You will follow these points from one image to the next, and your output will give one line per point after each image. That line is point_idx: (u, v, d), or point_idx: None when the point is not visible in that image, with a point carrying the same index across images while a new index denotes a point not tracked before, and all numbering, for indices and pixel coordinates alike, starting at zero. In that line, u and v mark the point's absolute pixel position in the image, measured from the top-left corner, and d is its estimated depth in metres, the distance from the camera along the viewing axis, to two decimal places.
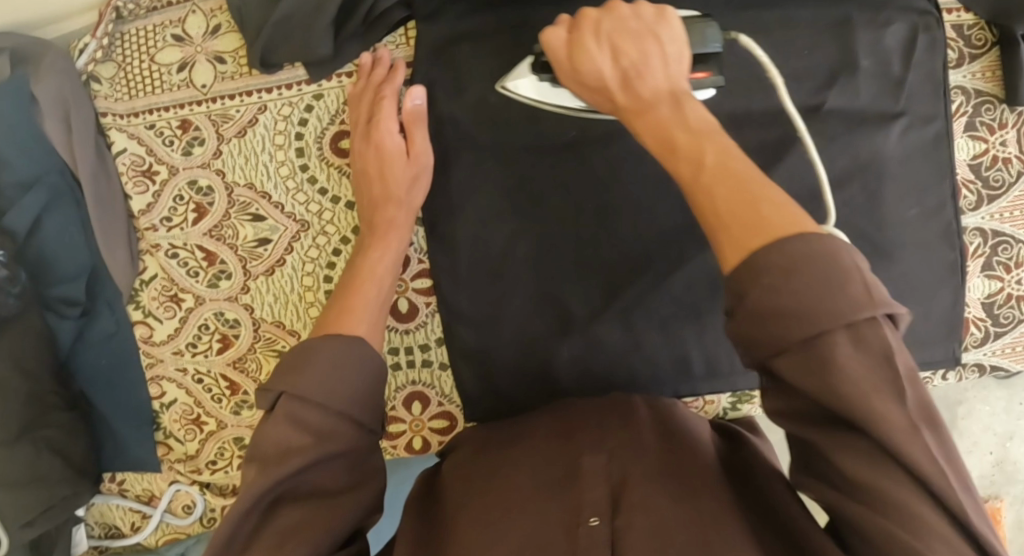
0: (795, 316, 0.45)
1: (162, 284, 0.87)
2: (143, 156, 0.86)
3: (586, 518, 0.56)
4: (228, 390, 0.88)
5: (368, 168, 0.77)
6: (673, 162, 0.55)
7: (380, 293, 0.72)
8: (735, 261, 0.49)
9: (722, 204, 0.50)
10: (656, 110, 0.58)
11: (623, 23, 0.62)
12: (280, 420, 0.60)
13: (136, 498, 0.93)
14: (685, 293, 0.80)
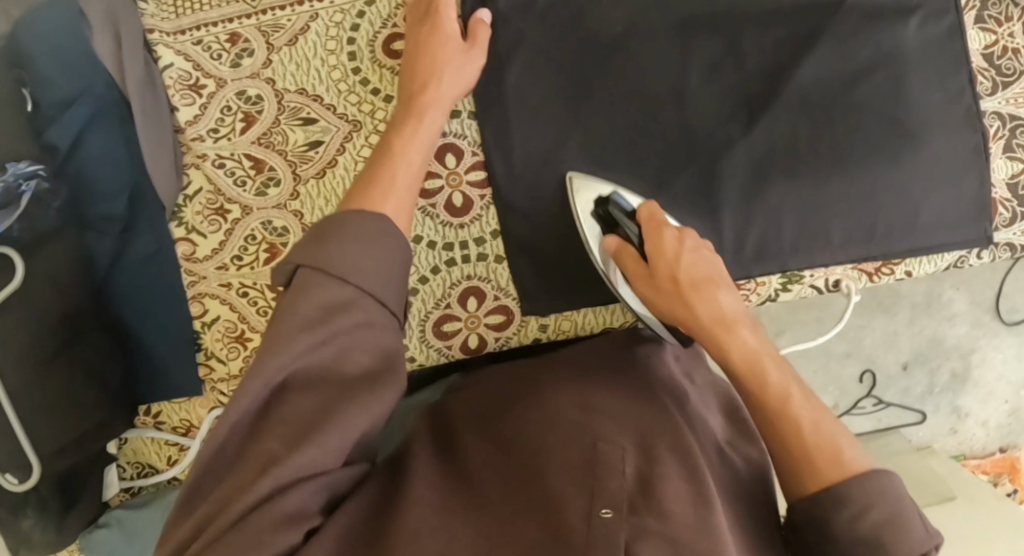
0: (871, 531, 0.54)
1: (207, 196, 0.87)
2: (190, 71, 0.86)
3: (600, 510, 0.53)
4: (275, 301, 0.87)
5: (414, 54, 0.77)
6: (750, 381, 0.62)
7: (411, 174, 0.69)
8: (814, 487, 0.57)
9: (790, 426, 0.59)
10: (731, 333, 0.65)
11: (701, 253, 0.70)
12: (297, 291, 0.56)
13: (173, 430, 0.90)
14: (730, 175, 0.83)
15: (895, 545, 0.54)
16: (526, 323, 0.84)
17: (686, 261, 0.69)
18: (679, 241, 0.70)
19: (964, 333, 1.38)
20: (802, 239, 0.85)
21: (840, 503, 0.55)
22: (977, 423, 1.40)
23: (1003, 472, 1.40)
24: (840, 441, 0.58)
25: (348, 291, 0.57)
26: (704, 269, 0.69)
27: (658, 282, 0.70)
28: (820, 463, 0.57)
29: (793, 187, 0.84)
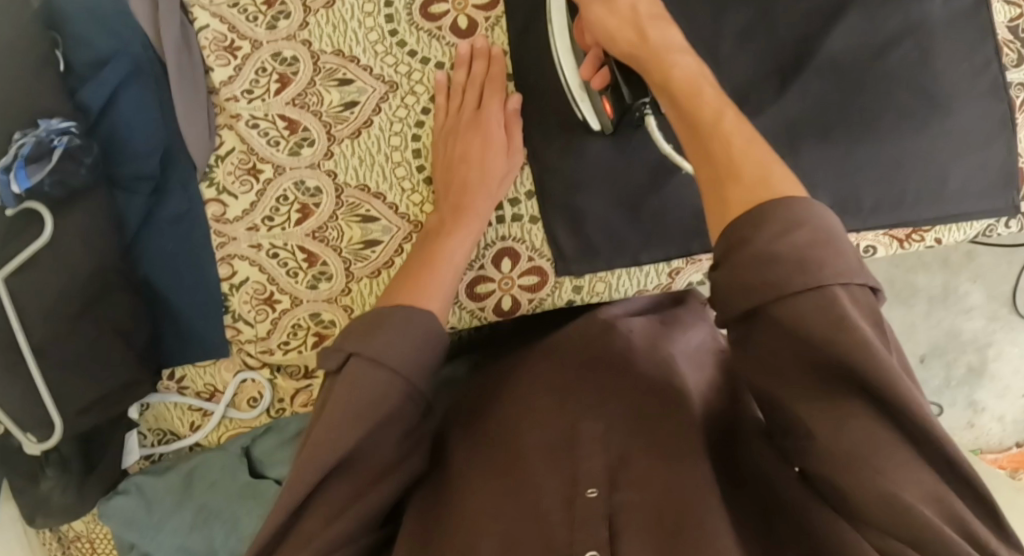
0: (793, 263, 0.51)
1: (240, 157, 0.86)
2: (226, 33, 0.87)
3: (585, 490, 0.63)
4: (305, 262, 0.85)
5: (462, 147, 0.79)
6: (694, 115, 0.63)
7: (456, 274, 0.73)
8: (742, 210, 0.55)
9: (732, 152, 0.58)
10: (702, 92, 0.64)
11: (662, 4, 0.73)
12: (349, 381, 0.61)
13: (196, 395, 0.89)
14: (764, 140, 0.87)
15: (820, 268, 0.51)
16: (561, 284, 0.84)
17: (644, 8, 0.72)
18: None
19: (980, 326, 1.42)
20: (837, 203, 0.89)
21: (760, 221, 0.53)
22: (994, 418, 1.43)
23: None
24: (772, 169, 0.57)
25: (396, 383, 0.61)
26: (659, 10, 0.72)
27: (617, 14, 0.72)
28: (763, 193, 0.55)
29: (824, 148, 0.87)
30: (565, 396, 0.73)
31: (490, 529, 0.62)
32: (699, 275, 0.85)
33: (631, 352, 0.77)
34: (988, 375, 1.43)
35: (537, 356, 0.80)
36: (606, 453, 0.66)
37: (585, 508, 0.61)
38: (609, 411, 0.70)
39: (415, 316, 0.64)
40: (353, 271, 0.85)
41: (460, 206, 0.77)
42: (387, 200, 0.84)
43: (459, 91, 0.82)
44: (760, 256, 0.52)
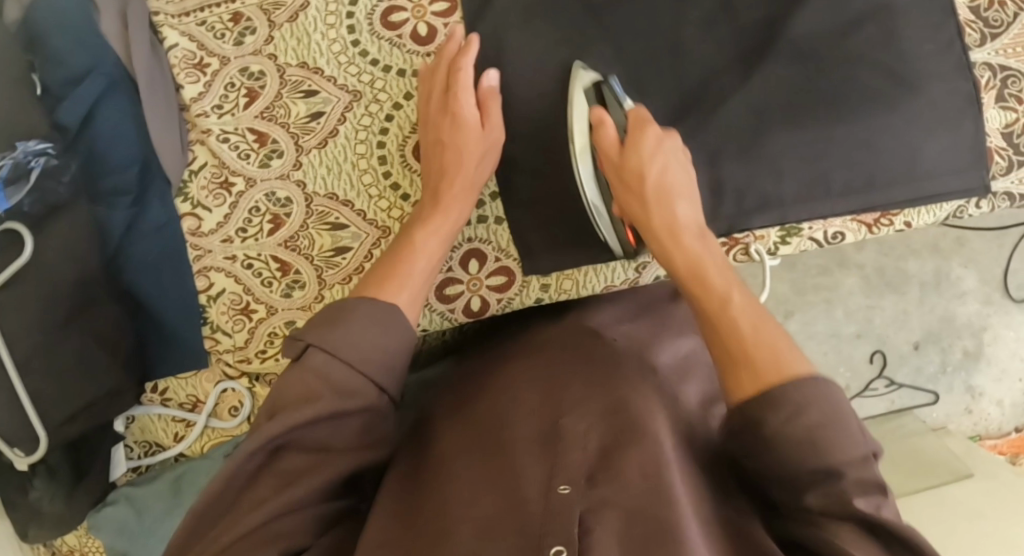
0: (806, 441, 0.55)
1: (212, 171, 0.88)
2: (195, 51, 0.89)
3: (558, 486, 0.57)
4: (279, 271, 0.87)
5: (434, 136, 0.79)
6: (701, 293, 0.66)
7: (428, 262, 0.74)
8: (752, 387, 0.59)
9: (762, 366, 0.59)
10: (709, 276, 0.67)
11: (674, 156, 0.74)
12: (307, 368, 0.62)
13: (179, 407, 0.90)
14: (732, 125, 0.84)
15: (831, 453, 0.54)
16: (528, 283, 0.85)
17: (654, 178, 0.72)
18: (656, 143, 0.73)
19: (975, 310, 1.41)
20: (805, 187, 0.86)
21: (776, 407, 0.56)
22: (993, 402, 1.41)
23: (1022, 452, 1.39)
24: (780, 347, 0.60)
25: (353, 374, 0.62)
26: (669, 184, 0.72)
27: (628, 182, 0.73)
28: (770, 380, 0.58)
29: (795, 135, 0.85)
30: (548, 394, 0.69)
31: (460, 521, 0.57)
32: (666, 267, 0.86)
33: (618, 358, 0.74)
34: (985, 359, 1.41)
35: (523, 359, 0.77)
36: (587, 449, 0.61)
37: (560, 504, 0.55)
38: (597, 409, 0.65)
39: (377, 309, 0.66)
40: (326, 278, 0.86)
41: (437, 191, 0.78)
42: (355, 207, 0.85)
43: (433, 75, 0.80)
44: (771, 440, 0.56)
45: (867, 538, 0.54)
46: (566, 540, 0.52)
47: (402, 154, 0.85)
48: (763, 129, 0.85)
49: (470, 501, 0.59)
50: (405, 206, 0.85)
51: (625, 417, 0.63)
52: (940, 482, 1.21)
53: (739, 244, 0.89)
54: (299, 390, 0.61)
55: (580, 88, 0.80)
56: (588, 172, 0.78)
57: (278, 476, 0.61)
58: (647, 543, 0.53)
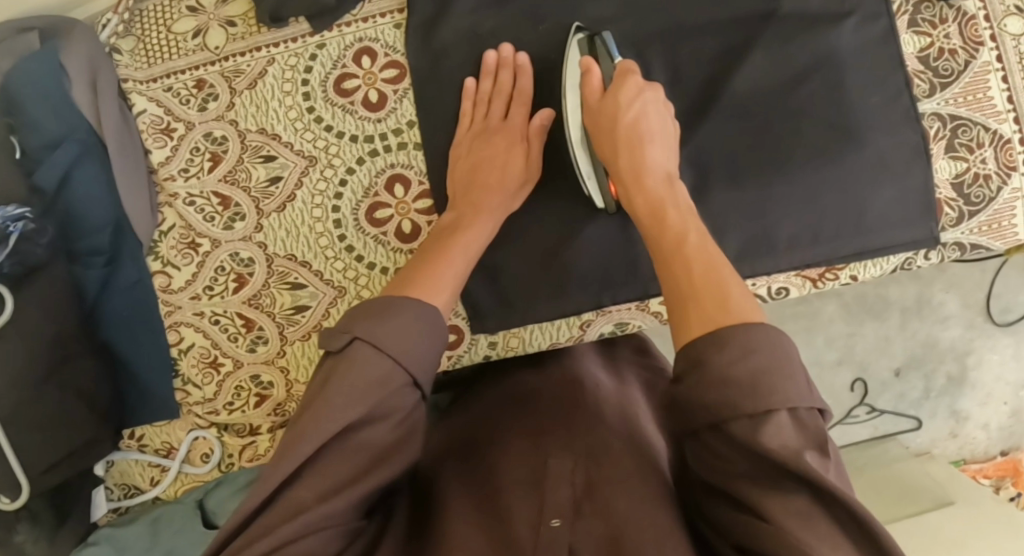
0: (743, 388, 0.54)
1: (179, 232, 0.92)
2: (162, 116, 0.93)
3: (549, 519, 0.61)
4: (243, 327, 0.91)
5: (490, 153, 0.82)
6: (658, 227, 0.68)
7: (466, 266, 0.76)
8: (695, 318, 0.59)
9: (694, 285, 0.61)
10: (667, 208, 0.69)
11: (653, 117, 0.75)
12: (350, 362, 0.63)
13: (156, 452, 0.96)
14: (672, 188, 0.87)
15: (771, 395, 0.54)
16: (476, 341, 0.88)
17: (627, 120, 0.73)
18: (636, 91, 0.75)
19: (958, 335, 1.38)
20: (748, 247, 0.88)
21: (721, 343, 0.56)
22: (978, 426, 1.39)
23: (1007, 475, 1.37)
24: (731, 291, 0.60)
25: (395, 368, 0.64)
26: (643, 130, 0.73)
27: (602, 126, 0.75)
28: (714, 315, 0.59)
29: (736, 196, 0.87)
30: (536, 437, 0.72)
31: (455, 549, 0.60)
32: (610, 326, 0.88)
33: (601, 403, 0.77)
34: (970, 384, 1.38)
35: (512, 404, 0.79)
36: (573, 485, 0.65)
37: (547, 537, 0.59)
38: (582, 449, 0.69)
39: (416, 310, 0.68)
40: (287, 335, 0.90)
41: (472, 202, 0.81)
42: (313, 268, 0.89)
43: (485, 99, 0.84)
44: (719, 382, 0.55)
45: (813, 506, 0.53)
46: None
47: (355, 217, 0.88)
48: (707, 186, 0.87)
49: (466, 533, 0.61)
50: (359, 267, 0.88)
51: (608, 459, 0.67)
52: (918, 510, 1.20)
53: None
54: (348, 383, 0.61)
55: (573, 45, 0.82)
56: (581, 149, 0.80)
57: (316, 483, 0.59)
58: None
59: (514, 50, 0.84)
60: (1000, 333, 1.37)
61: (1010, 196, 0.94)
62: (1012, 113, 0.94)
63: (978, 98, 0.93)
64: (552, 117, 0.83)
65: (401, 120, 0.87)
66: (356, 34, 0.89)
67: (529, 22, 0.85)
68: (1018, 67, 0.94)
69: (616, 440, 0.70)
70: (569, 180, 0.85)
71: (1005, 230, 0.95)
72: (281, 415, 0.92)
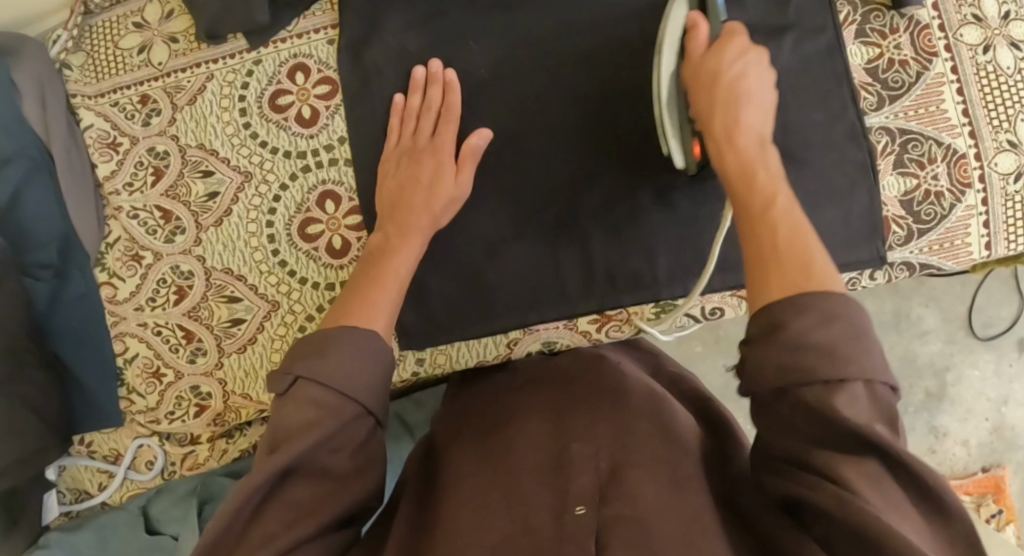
0: (820, 352, 0.57)
1: (125, 245, 0.95)
2: (109, 130, 0.95)
3: (573, 507, 0.61)
4: (184, 339, 0.93)
5: (419, 174, 0.81)
6: (747, 189, 0.69)
7: (399, 290, 0.76)
8: (777, 285, 0.62)
9: (786, 255, 0.63)
10: (756, 172, 0.69)
11: (754, 77, 0.73)
12: (295, 401, 0.65)
13: (104, 459, 0.98)
14: (599, 204, 0.85)
15: (845, 360, 0.57)
16: (405, 357, 0.90)
17: (729, 79, 0.72)
18: (739, 52, 0.73)
19: (937, 349, 1.32)
20: (681, 267, 0.86)
21: (800, 309, 0.59)
22: (958, 443, 1.31)
23: (988, 492, 1.29)
24: (815, 256, 0.63)
25: (346, 402, 0.65)
26: (743, 88, 0.72)
27: (702, 82, 0.73)
28: (797, 281, 0.61)
29: (669, 214, 0.85)
30: (556, 420, 0.73)
31: (483, 538, 0.61)
32: (537, 344, 0.90)
33: (626, 382, 0.77)
34: (949, 400, 1.32)
35: (535, 389, 0.80)
36: (596, 471, 0.65)
37: (572, 526, 0.59)
38: (603, 435, 0.70)
39: (357, 341, 0.68)
40: (224, 347, 0.92)
41: (403, 224, 0.80)
42: (249, 282, 0.91)
43: (414, 116, 0.84)
44: (792, 343, 0.58)
45: (883, 473, 0.56)
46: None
47: (288, 232, 0.89)
48: (639, 207, 0.85)
49: (490, 521, 0.62)
50: (292, 281, 0.90)
51: (631, 445, 0.68)
52: None
53: (611, 320, 0.90)
54: (292, 423, 0.64)
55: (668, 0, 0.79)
56: (671, 101, 0.77)
57: (287, 503, 0.63)
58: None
59: (443, 66, 0.85)
60: (983, 348, 1.32)
61: (963, 214, 0.91)
62: (967, 127, 0.90)
63: (929, 112, 0.90)
64: (489, 137, 0.83)
65: (332, 137, 0.89)
66: (292, 50, 0.90)
67: (458, 41, 0.86)
68: (974, 80, 0.90)
69: (639, 423, 0.71)
70: (497, 200, 0.86)
71: (958, 250, 0.92)
72: (220, 424, 0.95)
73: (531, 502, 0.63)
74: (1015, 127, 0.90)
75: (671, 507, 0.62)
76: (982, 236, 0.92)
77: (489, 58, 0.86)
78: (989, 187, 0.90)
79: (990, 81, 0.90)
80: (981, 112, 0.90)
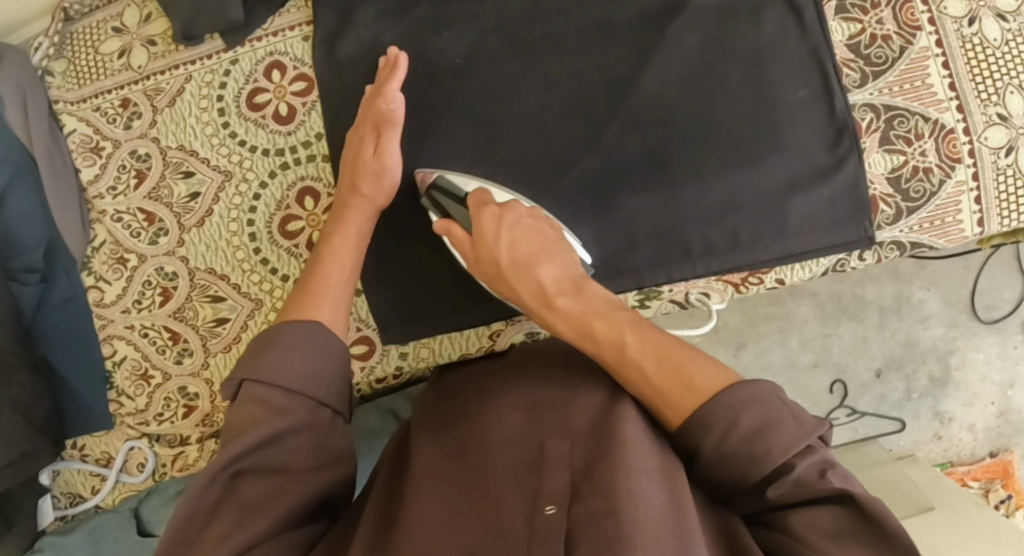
0: (741, 450, 0.59)
1: (110, 248, 0.95)
2: (92, 135, 0.95)
3: (544, 506, 0.58)
4: (170, 340, 0.93)
5: (346, 156, 0.83)
6: (597, 348, 0.68)
7: (343, 271, 0.76)
8: (679, 419, 0.63)
9: (666, 394, 0.64)
10: (594, 324, 0.69)
11: (523, 232, 0.77)
12: (243, 401, 0.64)
13: (96, 462, 0.98)
14: (577, 192, 0.85)
15: (768, 448, 0.58)
16: (388, 351, 0.89)
17: (505, 258, 0.76)
18: (493, 218, 0.78)
19: (940, 333, 1.30)
20: (662, 252, 0.86)
21: (709, 426, 0.60)
22: (964, 427, 1.29)
23: (997, 478, 1.26)
24: (690, 374, 0.63)
25: (292, 397, 0.65)
26: (533, 246, 0.76)
27: (484, 263, 0.77)
28: (696, 409, 0.62)
29: (646, 200, 0.85)
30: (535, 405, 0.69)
31: (451, 539, 0.58)
32: (521, 334, 0.90)
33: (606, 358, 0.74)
34: (953, 385, 1.29)
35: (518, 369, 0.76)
36: (571, 464, 0.62)
37: (543, 528, 0.57)
38: (582, 423, 0.66)
39: (299, 332, 0.68)
40: (210, 347, 0.92)
41: (346, 210, 0.80)
42: (233, 281, 0.91)
43: (359, 101, 0.85)
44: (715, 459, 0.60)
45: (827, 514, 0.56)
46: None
47: (269, 230, 0.89)
48: (613, 193, 0.85)
49: (461, 522, 0.60)
50: (274, 279, 0.90)
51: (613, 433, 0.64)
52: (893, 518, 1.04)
53: None
54: (240, 422, 0.63)
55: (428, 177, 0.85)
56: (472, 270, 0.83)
57: (239, 502, 0.61)
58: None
59: (396, 51, 0.84)
60: (986, 330, 1.29)
61: (954, 189, 0.89)
62: (954, 101, 0.88)
63: (914, 87, 0.88)
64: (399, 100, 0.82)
65: (309, 133, 0.89)
66: (267, 48, 0.90)
67: (431, 33, 0.86)
68: (960, 52, 0.89)
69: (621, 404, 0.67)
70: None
71: (949, 227, 0.90)
72: (209, 424, 0.94)
73: (502, 501, 0.60)
74: (1004, 99, 0.88)
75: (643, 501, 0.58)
76: (974, 212, 0.90)
77: (463, 48, 0.86)
78: (979, 160, 0.88)
79: (976, 53, 0.89)
80: (968, 84, 0.88)
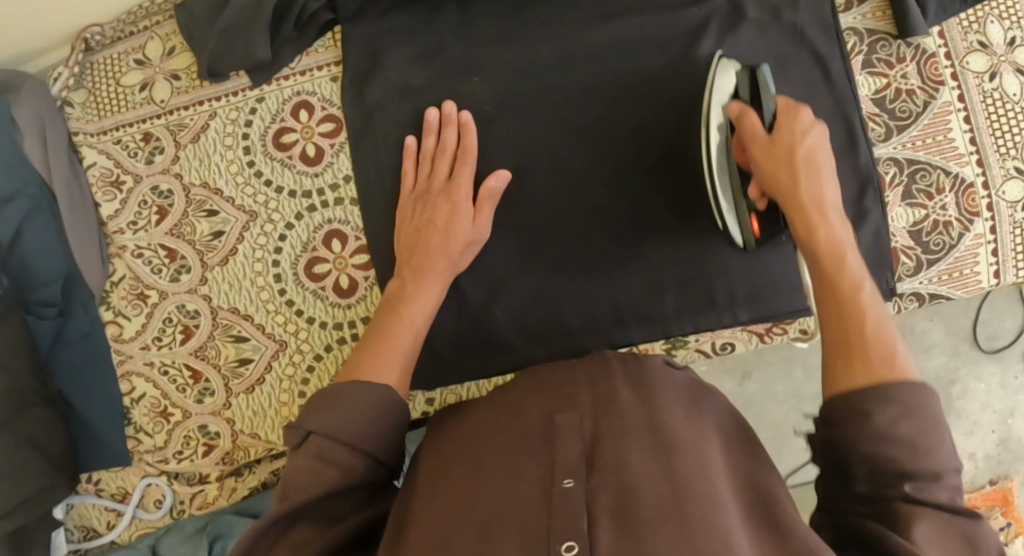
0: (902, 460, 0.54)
1: (129, 284, 0.93)
2: (111, 168, 0.93)
3: (562, 480, 0.58)
4: (191, 379, 0.92)
5: (435, 220, 0.82)
6: (830, 301, 0.65)
7: (416, 336, 0.76)
8: (865, 378, 0.58)
9: (869, 348, 0.60)
10: (847, 257, 0.66)
11: (820, 136, 0.73)
12: (308, 458, 0.63)
13: (112, 497, 0.96)
14: (603, 241, 0.86)
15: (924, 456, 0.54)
16: (414, 397, 0.91)
17: (804, 150, 0.71)
18: (809, 125, 0.72)
19: (942, 363, 1.26)
20: (687, 302, 0.87)
21: (887, 399, 0.56)
22: (964, 456, 1.25)
23: (997, 505, 1.22)
24: (898, 346, 0.60)
25: (357, 455, 0.65)
26: (817, 164, 0.71)
27: (775, 152, 0.71)
28: (884, 373, 0.58)
29: (672, 249, 0.86)
30: (538, 393, 0.70)
31: (471, 519, 0.57)
32: None
33: (609, 356, 0.75)
34: (955, 413, 1.25)
35: (523, 374, 0.76)
36: (582, 442, 0.62)
37: (563, 497, 0.56)
38: (585, 404, 0.67)
39: (371, 395, 0.67)
40: (232, 387, 0.92)
41: (420, 269, 0.80)
42: (256, 321, 0.91)
43: (429, 160, 0.85)
44: (880, 438, 0.55)
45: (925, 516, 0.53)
46: (576, 535, 0.52)
47: (295, 271, 0.90)
48: (639, 244, 0.86)
49: (481, 499, 0.59)
50: (299, 321, 0.90)
51: (616, 413, 0.65)
52: None
53: None
54: (303, 477, 0.62)
55: (731, 77, 0.79)
56: (724, 183, 0.78)
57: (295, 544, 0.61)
58: (640, 530, 0.53)
59: (455, 108, 0.85)
60: None
61: (972, 242, 0.90)
62: (974, 155, 0.90)
63: (936, 142, 0.89)
64: (506, 179, 0.84)
65: (337, 175, 0.90)
66: (295, 87, 0.90)
67: (461, 79, 0.87)
68: (981, 107, 0.90)
69: (623, 390, 0.68)
70: (503, 238, 0.86)
71: (967, 278, 0.91)
72: (229, 462, 0.94)
73: (516, 478, 0.60)
74: (1022, 154, 0.90)
75: (660, 480, 0.57)
76: (991, 264, 0.91)
77: (494, 95, 0.87)
78: (997, 215, 0.90)
79: (996, 108, 0.90)
80: (987, 139, 0.90)
